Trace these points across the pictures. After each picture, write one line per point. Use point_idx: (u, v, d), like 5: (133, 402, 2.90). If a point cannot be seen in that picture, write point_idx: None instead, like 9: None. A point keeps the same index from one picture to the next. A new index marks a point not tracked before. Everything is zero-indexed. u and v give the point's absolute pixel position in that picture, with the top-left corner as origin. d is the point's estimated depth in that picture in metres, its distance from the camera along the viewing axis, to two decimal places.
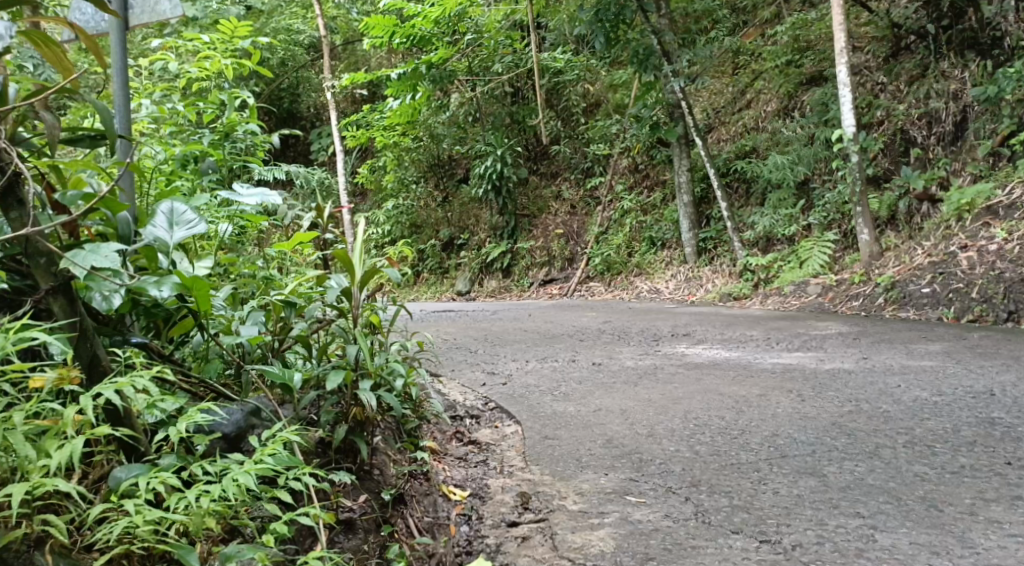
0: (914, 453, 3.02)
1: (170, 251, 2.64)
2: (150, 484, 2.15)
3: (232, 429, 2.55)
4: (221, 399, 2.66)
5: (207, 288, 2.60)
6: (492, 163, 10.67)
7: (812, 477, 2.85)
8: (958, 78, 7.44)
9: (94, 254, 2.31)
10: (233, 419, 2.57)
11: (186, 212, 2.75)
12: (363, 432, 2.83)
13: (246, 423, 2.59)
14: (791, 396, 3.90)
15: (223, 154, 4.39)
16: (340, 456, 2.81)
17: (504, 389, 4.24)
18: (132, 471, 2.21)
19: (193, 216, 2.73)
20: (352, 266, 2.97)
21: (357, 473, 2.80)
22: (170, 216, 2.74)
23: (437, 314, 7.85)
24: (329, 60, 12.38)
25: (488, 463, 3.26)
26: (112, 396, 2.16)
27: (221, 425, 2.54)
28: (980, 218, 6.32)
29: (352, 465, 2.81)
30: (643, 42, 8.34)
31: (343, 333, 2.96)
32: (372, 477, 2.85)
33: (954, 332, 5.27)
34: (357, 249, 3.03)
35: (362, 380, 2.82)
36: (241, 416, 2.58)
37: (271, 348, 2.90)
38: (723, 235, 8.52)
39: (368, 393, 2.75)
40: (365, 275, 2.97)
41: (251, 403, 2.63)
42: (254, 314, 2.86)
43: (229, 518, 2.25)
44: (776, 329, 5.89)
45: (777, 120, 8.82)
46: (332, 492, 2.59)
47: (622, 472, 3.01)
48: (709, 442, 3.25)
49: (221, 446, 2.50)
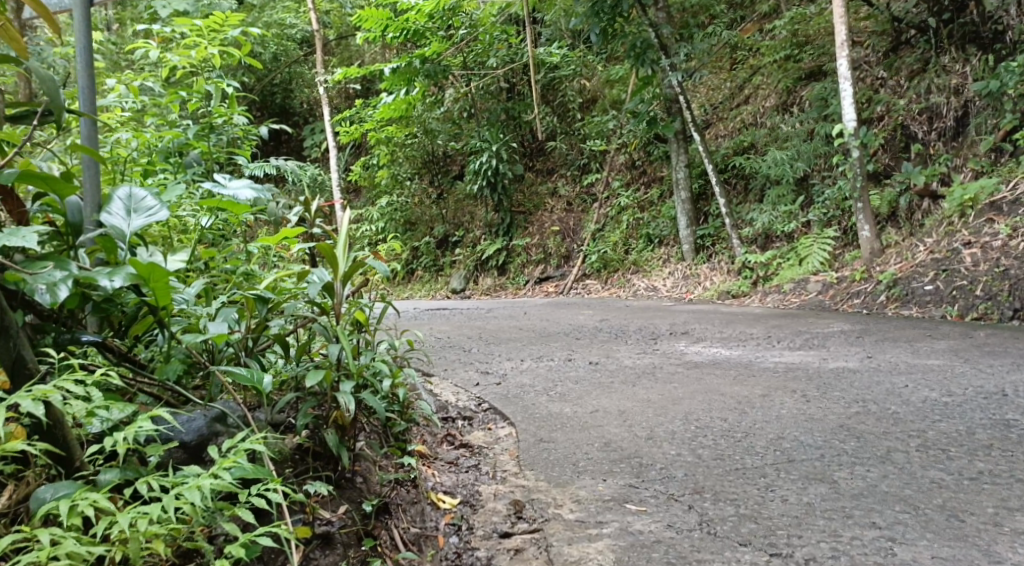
0: (928, 458, 2.87)
1: (126, 240, 2.51)
2: (77, 508, 2.06)
3: (193, 436, 2.43)
4: (189, 404, 2.56)
5: (167, 279, 2.44)
6: (488, 158, 10.47)
7: (822, 484, 2.70)
8: (959, 73, 7.30)
9: (12, 237, 2.25)
10: (193, 426, 2.44)
11: (146, 198, 2.61)
12: (344, 437, 2.69)
13: (209, 431, 2.46)
14: (794, 397, 3.74)
15: (208, 145, 4.23)
16: (319, 464, 2.65)
17: (498, 390, 4.07)
18: (58, 492, 2.13)
19: (152, 202, 2.60)
20: (335, 260, 2.83)
21: (337, 481, 2.65)
22: (129, 201, 2.61)
23: (430, 312, 7.68)
24: (321, 55, 12.18)
25: (480, 468, 3.11)
26: (30, 407, 2.06)
27: (179, 434, 2.41)
28: (983, 214, 6.17)
29: (333, 474, 2.67)
30: (639, 35, 8.18)
31: (325, 332, 2.81)
32: (354, 485, 2.71)
33: (959, 330, 5.13)
34: (341, 239, 2.90)
35: (344, 382, 2.68)
36: (203, 422, 2.46)
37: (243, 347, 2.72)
38: (721, 233, 8.37)
39: (346, 395, 2.63)
40: (349, 269, 2.84)
41: (215, 409, 2.50)
42: (225, 310, 2.66)
43: (181, 541, 2.16)
44: (776, 326, 5.74)
45: (775, 115, 8.67)
46: (308, 505, 2.46)
47: (621, 478, 2.85)
48: (712, 445, 3.10)
49: (179, 456, 2.39)
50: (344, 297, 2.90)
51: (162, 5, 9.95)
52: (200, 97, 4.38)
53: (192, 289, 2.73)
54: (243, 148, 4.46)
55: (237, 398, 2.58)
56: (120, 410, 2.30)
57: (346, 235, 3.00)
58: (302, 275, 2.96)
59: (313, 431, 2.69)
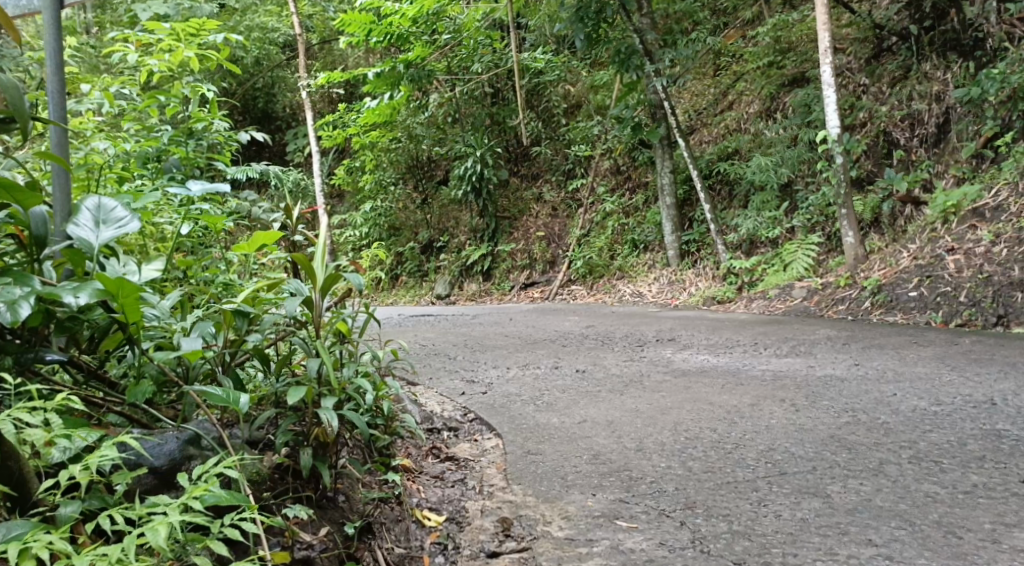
0: (921, 470, 2.83)
1: (95, 253, 2.44)
2: (32, 549, 1.96)
3: (164, 460, 2.35)
4: (160, 425, 2.49)
5: (137, 294, 2.37)
6: (472, 164, 10.52)
7: (815, 498, 2.65)
8: (940, 80, 7.31)
9: None
10: (165, 451, 2.36)
11: (115, 209, 2.54)
12: (325, 456, 2.61)
13: (181, 455, 2.38)
14: (783, 406, 3.70)
15: (188, 151, 4.17)
16: (299, 483, 2.59)
17: (484, 399, 4.01)
18: (10, 531, 2.01)
19: (123, 213, 2.52)
20: (313, 270, 2.77)
21: (318, 501, 2.59)
22: (99, 211, 2.53)
23: (414, 319, 7.60)
24: (304, 59, 12.07)
25: (467, 483, 3.05)
26: None
27: (149, 458, 2.33)
28: (966, 221, 6.17)
29: (313, 494, 2.59)
30: (624, 41, 8.17)
31: (305, 345, 2.75)
32: (336, 505, 2.64)
33: (945, 337, 5.11)
34: (319, 249, 2.83)
35: (325, 398, 2.62)
36: (175, 446, 2.38)
37: (220, 363, 2.64)
38: (706, 238, 8.34)
39: (329, 411, 2.55)
40: (328, 279, 2.78)
41: (189, 430, 2.43)
42: (200, 323, 2.58)
43: None
44: (762, 333, 5.70)
45: (759, 121, 8.66)
46: (287, 529, 2.38)
47: (610, 492, 2.80)
48: (702, 457, 3.05)
49: (149, 483, 2.31)
50: (324, 309, 2.84)
51: (142, 8, 9.85)
52: (178, 101, 4.30)
53: (165, 301, 2.65)
54: (222, 154, 4.39)
55: (212, 418, 2.50)
56: (83, 438, 2.21)
57: (325, 244, 2.94)
58: (279, 286, 2.89)
59: (292, 449, 2.62)
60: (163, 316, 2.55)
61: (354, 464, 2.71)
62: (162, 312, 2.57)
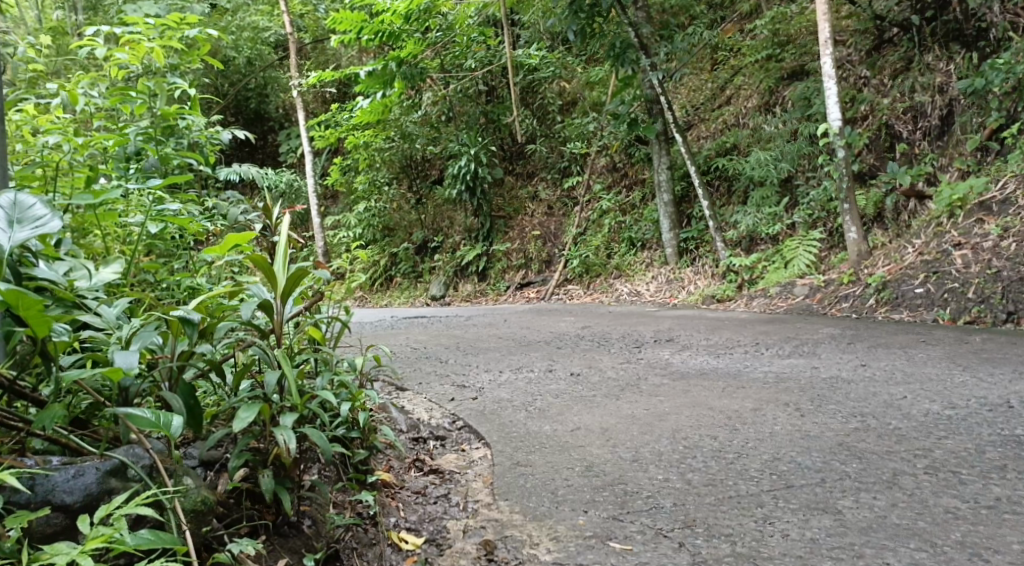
0: (939, 482, 2.63)
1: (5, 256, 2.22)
2: None
3: (79, 497, 2.17)
4: (81, 453, 2.29)
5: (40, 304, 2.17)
6: (466, 162, 10.29)
7: (825, 515, 2.48)
8: (944, 71, 7.09)
9: None
10: (80, 485, 2.19)
11: (32, 207, 2.33)
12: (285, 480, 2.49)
13: (99, 489, 2.20)
14: (788, 411, 3.49)
15: (163, 149, 3.98)
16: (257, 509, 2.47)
17: (473, 405, 3.80)
18: None
19: (41, 213, 2.32)
20: (273, 272, 2.63)
21: (277, 529, 2.47)
22: (15, 209, 2.33)
23: (404, 321, 7.36)
24: (295, 59, 11.85)
25: (450, 500, 2.86)
26: None
27: (61, 493, 2.16)
28: (973, 215, 5.95)
29: (274, 520, 2.47)
30: (619, 34, 7.93)
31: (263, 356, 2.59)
32: (298, 532, 2.51)
33: (954, 334, 4.91)
34: (280, 252, 2.71)
35: (284, 416, 2.49)
36: (93, 478, 2.20)
37: (166, 378, 2.43)
38: (705, 236, 8.12)
39: (285, 431, 2.42)
40: (290, 282, 2.64)
41: (112, 460, 2.24)
42: (143, 334, 2.38)
43: None
44: (764, 333, 5.49)
45: (758, 115, 8.41)
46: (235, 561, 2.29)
47: (604, 509, 2.62)
48: (702, 468, 2.85)
49: (60, 523, 2.14)
50: (285, 315, 2.69)
51: (133, 9, 9.71)
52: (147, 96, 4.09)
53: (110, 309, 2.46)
54: (201, 153, 4.21)
55: (143, 444, 2.29)
56: None
57: (289, 243, 2.79)
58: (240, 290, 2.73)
59: (250, 470, 2.45)
60: (100, 326, 2.35)
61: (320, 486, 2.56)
62: (101, 321, 2.37)
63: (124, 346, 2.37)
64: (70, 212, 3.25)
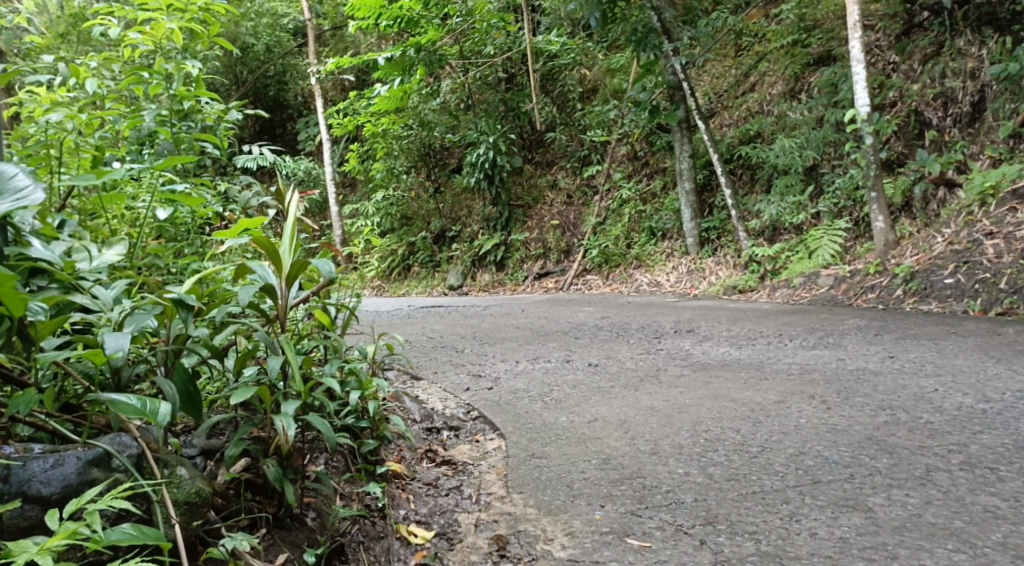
0: (976, 479, 2.51)
1: None
2: None
3: (57, 488, 2.08)
4: (65, 443, 2.21)
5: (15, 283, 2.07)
6: (485, 151, 10.19)
7: (856, 513, 2.36)
8: (976, 56, 6.88)
9: None
10: (60, 476, 2.09)
11: (17, 177, 2.25)
12: (288, 471, 2.44)
13: (79, 480, 2.11)
14: (814, 404, 3.35)
15: (177, 132, 3.86)
16: (257, 502, 2.41)
17: (488, 395, 3.70)
18: None
19: (25, 183, 2.23)
20: (277, 255, 2.54)
21: (278, 522, 2.41)
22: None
23: (422, 310, 7.26)
24: (314, 45, 11.74)
25: (462, 492, 2.76)
26: None
27: (39, 484, 2.07)
28: (1005, 203, 5.77)
29: (275, 512, 2.42)
30: (642, 19, 7.77)
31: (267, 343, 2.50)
32: (299, 526, 2.44)
33: (986, 326, 4.75)
34: (285, 234, 2.61)
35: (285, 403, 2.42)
36: (74, 468, 2.11)
37: (162, 362, 2.36)
38: (727, 225, 7.97)
39: (284, 417, 2.36)
40: (294, 266, 2.55)
41: (95, 450, 2.15)
42: (137, 317, 2.29)
43: None
44: (788, 323, 5.35)
45: (783, 103, 8.23)
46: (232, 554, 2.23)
47: (621, 504, 2.52)
48: (724, 463, 2.73)
49: (35, 515, 2.05)
50: (288, 300, 2.60)
51: None
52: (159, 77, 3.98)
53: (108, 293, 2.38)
54: (215, 137, 4.09)
55: (130, 432, 2.20)
56: None
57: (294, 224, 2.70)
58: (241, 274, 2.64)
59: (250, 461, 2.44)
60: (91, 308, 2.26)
61: (323, 477, 2.50)
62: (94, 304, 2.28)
63: (117, 328, 2.30)
64: (77, 196, 3.19)
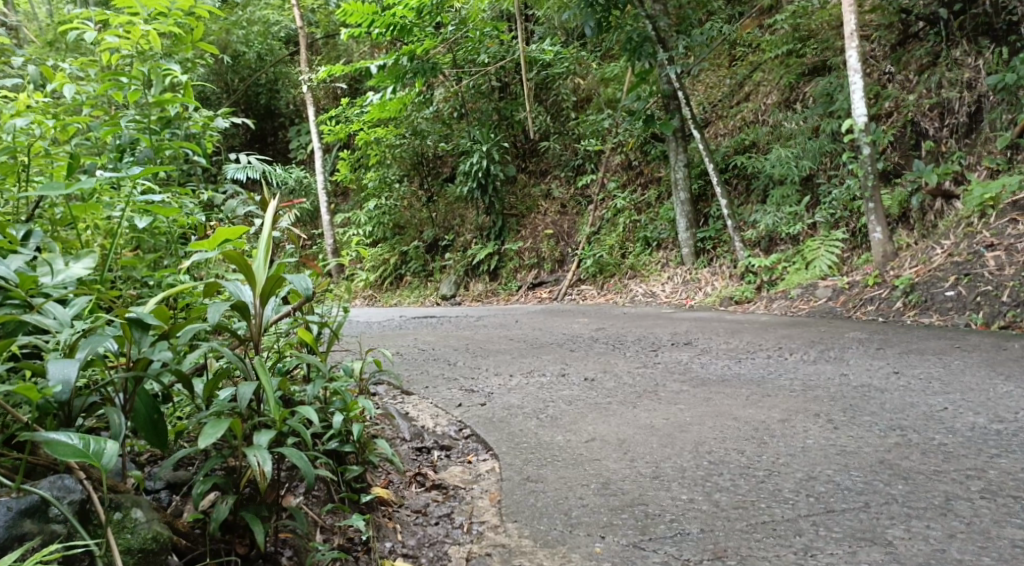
0: (1000, 509, 2.38)
1: None
2: None
3: None
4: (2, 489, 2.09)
5: None
6: (478, 159, 9.99)
7: (876, 549, 2.24)
8: (972, 67, 6.76)
9: None
10: None
11: None
12: (261, 510, 2.32)
13: (8, 535, 2.00)
14: (819, 423, 3.20)
15: (159, 140, 3.64)
16: (228, 542, 2.31)
17: (481, 412, 3.53)
18: None
19: None
20: (250, 270, 2.39)
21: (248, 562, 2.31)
22: None
23: (412, 321, 7.08)
24: (305, 54, 11.53)
25: (453, 520, 2.61)
26: None
27: None
28: (1006, 215, 5.65)
29: (246, 553, 2.32)
30: (636, 28, 7.62)
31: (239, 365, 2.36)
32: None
33: (991, 340, 4.62)
34: (261, 246, 2.45)
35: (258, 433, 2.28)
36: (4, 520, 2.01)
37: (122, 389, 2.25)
38: (722, 235, 7.82)
39: (258, 451, 2.23)
40: (269, 282, 2.40)
41: (29, 499, 2.04)
42: (92, 340, 2.15)
43: None
44: (787, 336, 5.20)
45: (777, 112, 8.11)
46: None
47: (623, 535, 2.38)
48: (731, 488, 2.58)
49: None
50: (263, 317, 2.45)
51: None
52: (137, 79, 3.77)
53: (68, 311, 2.23)
54: (198, 144, 3.89)
55: (74, 474, 2.08)
56: None
57: (269, 235, 2.54)
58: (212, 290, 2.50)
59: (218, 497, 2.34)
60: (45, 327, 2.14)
61: (297, 514, 2.37)
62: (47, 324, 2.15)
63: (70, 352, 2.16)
64: (49, 206, 3.01)
